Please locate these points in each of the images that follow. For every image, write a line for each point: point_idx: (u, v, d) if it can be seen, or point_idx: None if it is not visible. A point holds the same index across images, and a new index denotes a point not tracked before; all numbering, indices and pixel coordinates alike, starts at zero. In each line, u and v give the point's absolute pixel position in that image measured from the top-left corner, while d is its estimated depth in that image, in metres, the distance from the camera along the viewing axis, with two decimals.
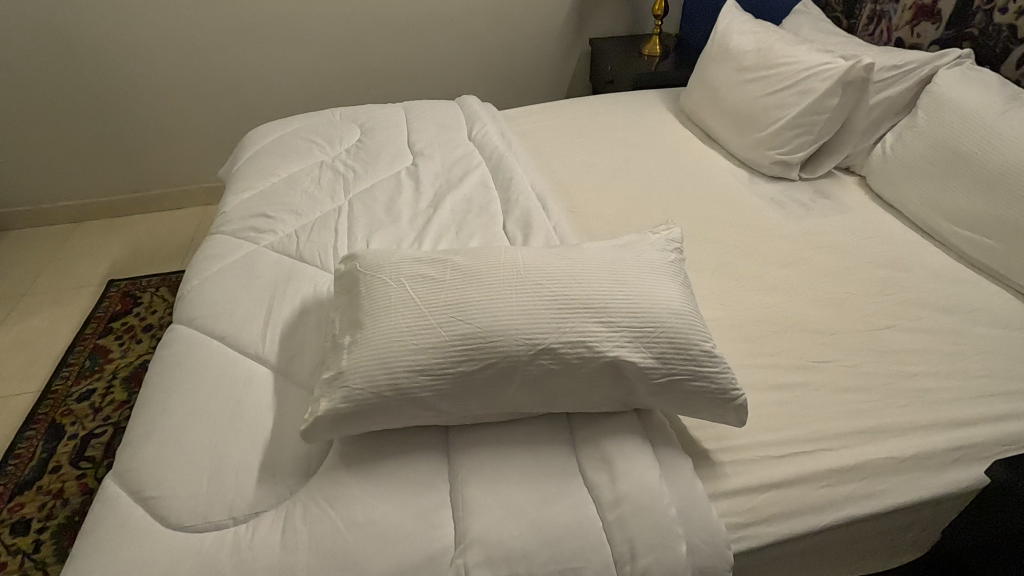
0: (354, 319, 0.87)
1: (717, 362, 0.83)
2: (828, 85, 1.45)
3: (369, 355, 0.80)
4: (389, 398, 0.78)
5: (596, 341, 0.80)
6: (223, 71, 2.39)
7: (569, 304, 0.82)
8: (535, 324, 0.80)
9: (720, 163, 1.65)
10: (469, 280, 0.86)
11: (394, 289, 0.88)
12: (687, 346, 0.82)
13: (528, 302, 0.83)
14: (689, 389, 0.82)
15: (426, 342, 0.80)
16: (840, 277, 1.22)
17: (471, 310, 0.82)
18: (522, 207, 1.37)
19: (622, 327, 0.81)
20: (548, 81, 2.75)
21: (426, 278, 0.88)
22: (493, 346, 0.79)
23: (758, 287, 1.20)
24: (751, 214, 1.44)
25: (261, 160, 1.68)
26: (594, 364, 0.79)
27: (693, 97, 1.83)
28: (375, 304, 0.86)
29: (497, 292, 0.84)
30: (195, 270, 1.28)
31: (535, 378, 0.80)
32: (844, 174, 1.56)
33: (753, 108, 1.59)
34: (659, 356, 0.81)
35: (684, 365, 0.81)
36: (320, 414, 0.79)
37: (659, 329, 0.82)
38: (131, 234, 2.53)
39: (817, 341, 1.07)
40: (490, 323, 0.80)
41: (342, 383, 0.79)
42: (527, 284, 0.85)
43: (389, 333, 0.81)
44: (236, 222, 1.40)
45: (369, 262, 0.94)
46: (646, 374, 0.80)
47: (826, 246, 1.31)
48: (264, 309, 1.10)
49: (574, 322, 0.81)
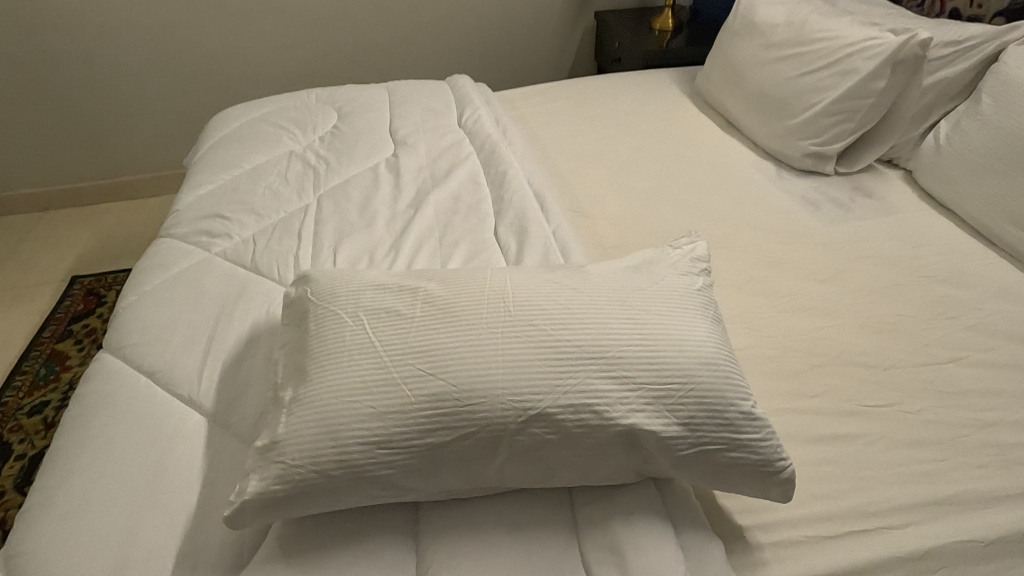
0: (299, 365, 0.69)
1: (759, 427, 0.66)
2: (873, 65, 1.25)
3: (312, 422, 0.62)
4: (336, 479, 0.61)
5: (605, 405, 0.62)
6: (193, 45, 2.17)
7: (570, 354, 0.64)
8: (527, 382, 0.62)
9: (743, 154, 1.45)
10: (442, 317, 0.68)
11: (350, 327, 0.69)
12: (722, 409, 0.64)
13: (517, 352, 0.64)
14: (723, 464, 0.64)
15: (384, 407, 0.62)
16: (891, 295, 1.03)
17: (444, 361, 0.64)
18: (517, 207, 1.18)
19: (638, 383, 0.63)
20: (549, 59, 2.52)
21: (389, 314, 0.69)
22: (471, 412, 0.61)
23: (794, 308, 1.01)
24: (781, 215, 1.25)
25: (222, 149, 1.48)
26: (602, 435, 0.62)
27: (711, 77, 1.62)
28: (325, 347, 0.68)
29: (477, 337, 0.66)
30: (134, 282, 1.09)
31: (525, 450, 0.62)
32: (886, 168, 1.36)
33: (783, 92, 1.39)
34: (685, 422, 0.63)
35: (717, 433, 0.64)
36: (247, 497, 0.61)
37: (686, 387, 0.64)
38: (98, 225, 2.33)
39: (867, 378, 0.89)
40: (468, 381, 0.62)
41: (277, 458, 0.61)
42: (517, 323, 0.67)
43: (339, 391, 0.63)
44: (187, 224, 1.21)
45: (322, 288, 0.76)
46: (669, 445, 0.63)
47: (871, 256, 1.12)
48: (206, 337, 0.92)
49: (577, 378, 0.63)
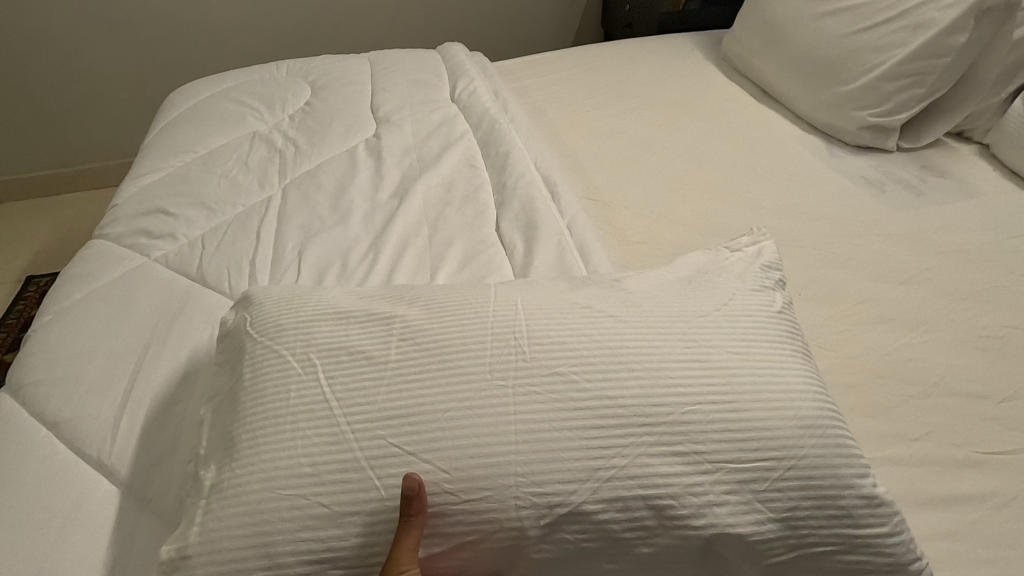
0: (227, 433, 0.51)
1: (886, 515, 0.47)
2: (954, 17, 1.03)
3: (237, 532, 0.45)
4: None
5: (665, 497, 0.44)
6: (153, 13, 1.90)
7: (608, 420, 0.46)
8: (549, 467, 0.45)
9: (786, 128, 1.24)
10: (430, 365, 0.49)
11: (296, 377, 0.50)
12: (833, 495, 0.46)
13: (532, 420, 0.46)
14: (837, 571, 0.46)
15: (340, 509, 0.44)
16: (991, 300, 0.83)
17: (428, 435, 0.46)
18: (524, 196, 0.97)
19: (712, 464, 0.45)
20: (549, 28, 2.29)
21: (352, 356, 0.50)
22: (460, 512, 0.45)
23: (874, 319, 0.81)
24: (841, 201, 1.04)
25: (174, 131, 1.26)
26: (662, 540, 0.45)
27: (743, 39, 1.40)
28: (263, 409, 0.49)
29: (475, 396, 0.47)
30: (50, 297, 0.88)
31: (544, 560, 0.46)
32: (957, 142, 1.15)
33: (836, 53, 1.18)
34: (784, 517, 0.45)
35: (828, 530, 0.46)
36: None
37: (781, 464, 0.46)
38: (59, 218, 2.08)
39: (980, 413, 0.70)
40: (467, 468, 0.45)
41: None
42: (535, 374, 0.47)
43: (283, 481, 0.45)
44: (125, 222, 1.00)
45: (261, 318, 0.55)
46: (758, 552, 0.45)
47: (957, 250, 0.92)
48: (130, 374, 0.72)
49: (620, 458, 0.45)
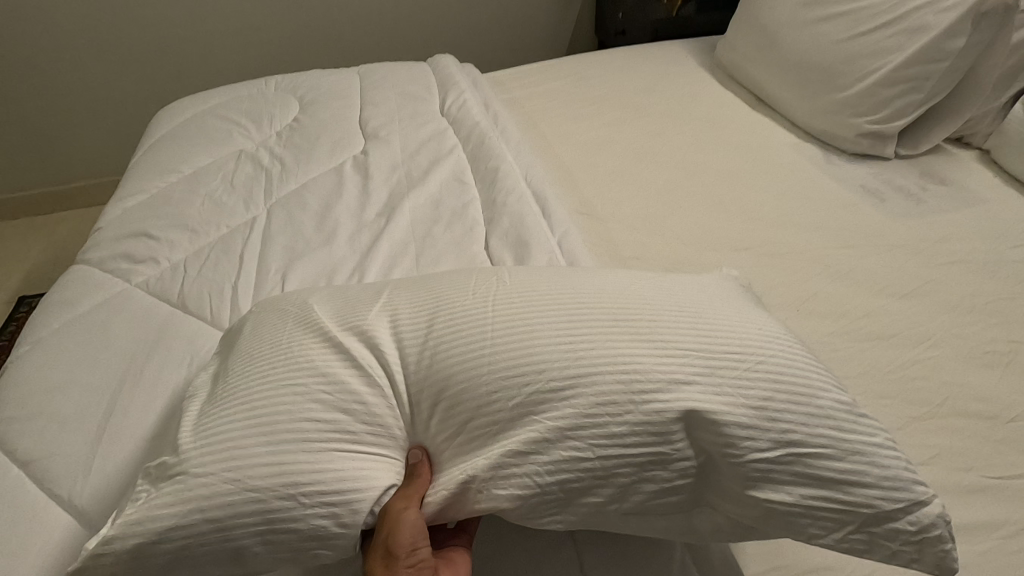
0: (228, 365, 0.59)
1: (872, 426, 0.51)
2: (951, 21, 1.00)
3: (241, 419, 0.51)
4: (268, 507, 0.48)
5: (639, 376, 0.50)
6: (140, 30, 1.89)
7: (586, 321, 0.54)
8: (533, 355, 0.52)
9: (781, 135, 1.22)
10: (431, 298, 0.58)
11: (302, 318, 0.60)
12: (810, 395, 0.51)
13: (518, 323, 0.54)
14: (828, 481, 0.49)
15: (342, 403, 0.52)
16: (996, 313, 0.81)
17: (424, 343, 0.55)
18: (513, 213, 0.95)
19: (679, 350, 0.52)
20: (543, 35, 2.27)
21: (358, 304, 0.60)
22: (450, 405, 0.52)
23: (875, 335, 0.79)
24: (838, 211, 1.02)
25: (161, 151, 1.24)
26: (640, 421, 0.49)
27: (737, 45, 1.38)
28: (267, 340, 0.58)
29: (473, 312, 0.56)
30: (28, 327, 0.85)
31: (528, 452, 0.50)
32: (956, 148, 1.13)
33: (831, 58, 1.15)
34: (760, 407, 0.50)
35: (812, 429, 0.50)
36: (118, 527, 0.50)
37: (748, 359, 0.52)
38: (51, 236, 2.06)
39: (987, 436, 0.67)
40: (454, 362, 0.53)
41: (177, 471, 0.51)
42: (524, 291, 0.57)
43: (280, 383, 0.53)
44: (108, 246, 0.98)
45: (272, 298, 0.66)
46: (735, 441, 0.49)
47: (959, 261, 0.89)
48: (105, 409, 0.70)
49: (593, 344, 0.52)
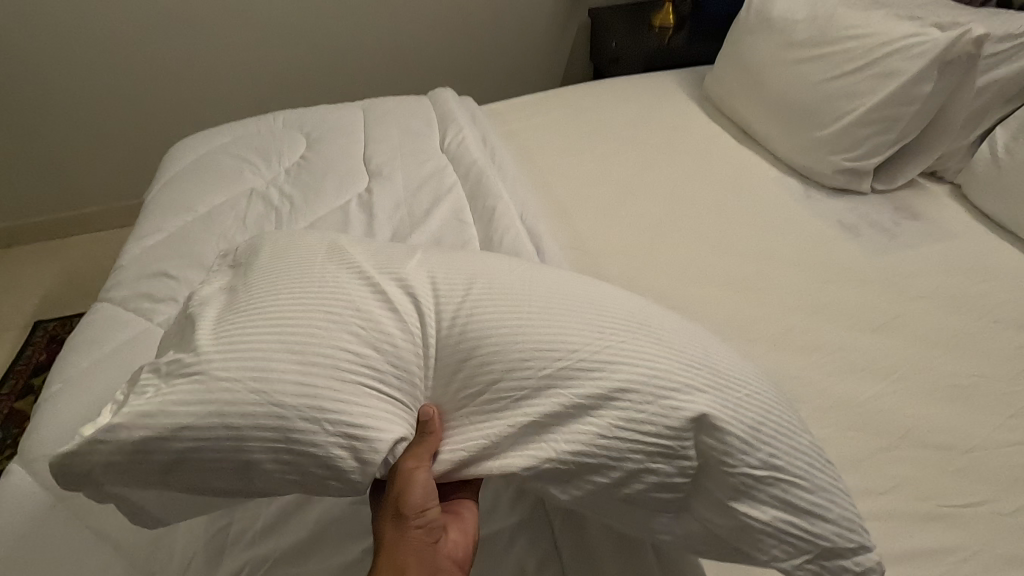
0: (245, 287, 0.63)
1: (834, 475, 0.60)
2: (917, 67, 1.07)
3: (273, 339, 0.55)
4: (291, 425, 0.52)
5: (658, 374, 0.57)
6: (153, 64, 1.98)
7: (619, 320, 0.61)
8: (565, 336, 0.58)
9: (764, 170, 1.28)
10: (467, 273, 0.64)
11: (333, 261, 0.64)
12: (793, 434, 0.59)
13: (556, 308, 0.61)
14: (796, 509, 0.56)
15: (374, 344, 0.57)
16: (958, 348, 0.86)
17: (460, 310, 0.60)
18: (508, 253, 1.01)
19: (694, 363, 0.59)
20: (540, 63, 2.34)
21: (389, 257, 0.65)
22: (477, 366, 0.57)
23: (845, 369, 0.84)
24: (815, 245, 1.08)
25: (177, 188, 1.31)
26: (656, 412, 0.55)
27: (722, 81, 1.45)
28: (297, 271, 0.62)
29: (513, 291, 0.62)
30: (58, 366, 0.92)
31: (544, 420, 0.55)
32: (930, 182, 1.19)
33: (809, 98, 1.22)
34: (754, 430, 0.57)
35: (792, 460, 0.57)
36: (127, 417, 0.53)
37: (746, 389, 0.60)
38: (65, 261, 2.13)
39: (945, 466, 0.72)
40: (489, 331, 0.59)
41: (197, 372, 0.54)
42: (557, 286, 0.64)
43: (318, 315, 0.57)
44: (130, 285, 1.05)
45: (292, 237, 0.70)
46: (730, 453, 0.55)
47: (926, 295, 0.95)
48: None
49: (619, 339, 0.59)
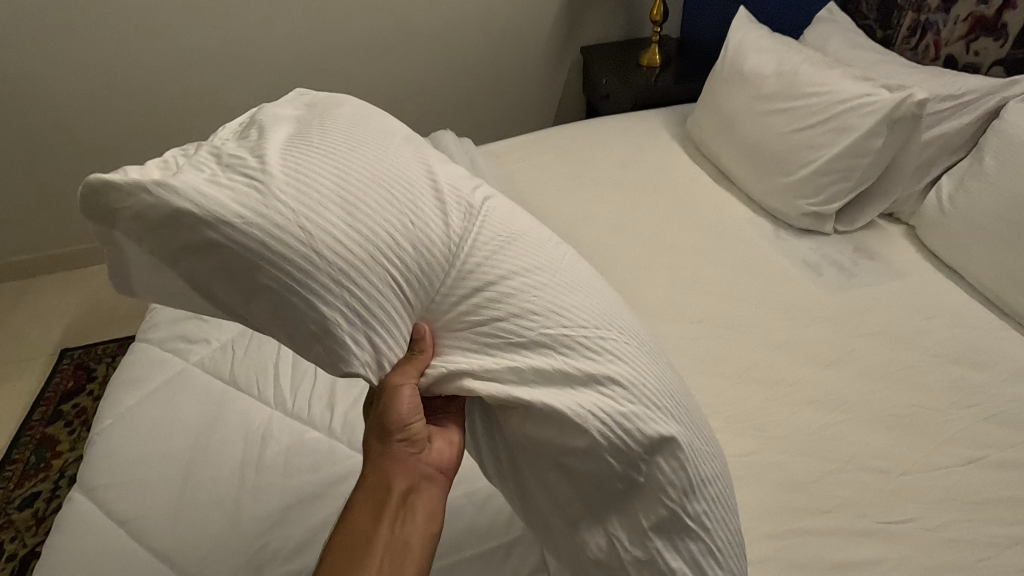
0: (325, 133, 0.66)
1: (739, 559, 0.66)
2: (870, 124, 1.20)
3: (332, 194, 0.59)
4: (311, 273, 0.56)
5: (644, 384, 0.64)
6: (174, 107, 2.09)
7: (627, 328, 0.69)
8: (579, 315, 0.65)
9: (740, 210, 1.40)
10: (520, 228, 0.71)
11: (413, 155, 0.68)
12: (726, 505, 0.66)
13: (577, 291, 0.67)
14: (704, 573, 0.63)
15: (418, 237, 0.61)
16: (903, 380, 0.98)
17: (499, 251, 0.66)
18: None
19: (675, 400, 0.67)
20: (536, 97, 2.47)
21: (461, 180, 0.70)
22: (490, 305, 0.63)
23: (802, 400, 0.96)
24: (783, 284, 1.19)
25: None
26: (632, 413, 0.62)
27: (701, 125, 1.57)
28: (378, 147, 0.66)
29: (543, 261, 0.68)
30: (107, 404, 1.03)
31: (524, 369, 0.62)
32: (888, 223, 1.32)
33: (778, 146, 1.34)
34: (698, 480, 0.64)
35: (715, 523, 0.64)
36: (182, 183, 0.55)
37: (705, 446, 0.67)
38: (87, 290, 2.23)
39: (884, 487, 0.84)
40: (516, 281, 0.65)
41: (259, 179, 0.57)
42: (586, 278, 0.71)
43: (382, 194, 0.61)
44: (165, 327, 1.15)
45: (382, 117, 0.74)
46: (670, 488, 0.62)
47: (878, 332, 1.07)
48: (181, 479, 0.87)
49: (623, 340, 0.66)
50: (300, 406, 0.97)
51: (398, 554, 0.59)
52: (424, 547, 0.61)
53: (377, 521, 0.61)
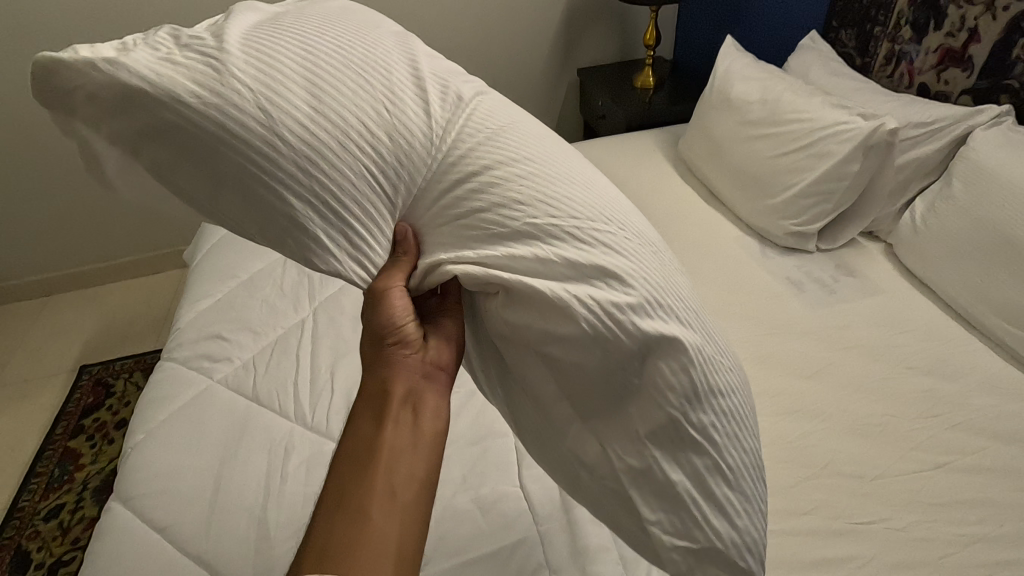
0: (292, 19, 0.64)
1: (750, 477, 0.65)
2: (847, 149, 1.28)
3: (295, 79, 0.57)
4: (277, 159, 0.56)
5: (642, 283, 0.61)
6: None
7: (624, 226, 0.66)
8: (573, 207, 0.63)
9: (728, 229, 1.48)
10: (512, 124, 0.68)
11: (390, 45, 0.66)
12: (735, 417, 0.65)
13: (573, 184, 0.65)
14: (705, 488, 0.63)
15: (390, 126, 0.59)
16: (877, 392, 1.05)
17: (486, 144, 0.64)
18: None
19: (680, 305, 0.64)
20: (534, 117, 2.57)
21: (443, 74, 0.68)
22: (478, 194, 0.62)
23: (782, 411, 1.03)
24: (767, 300, 1.27)
25: (218, 254, 1.48)
26: (629, 306, 0.59)
27: (692, 147, 1.66)
28: (350, 34, 0.64)
29: (534, 151, 0.66)
30: (139, 420, 1.11)
31: (509, 258, 0.60)
32: (867, 241, 1.40)
33: (762, 170, 1.43)
34: (704, 389, 0.62)
35: (722, 434, 0.63)
36: (132, 60, 0.55)
37: (715, 354, 0.65)
38: (105, 306, 2.32)
39: (856, 491, 0.91)
40: (501, 172, 0.63)
41: (216, 59, 0.56)
42: (584, 175, 0.68)
43: (351, 80, 0.59)
44: (189, 346, 1.23)
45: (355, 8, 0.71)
46: (672, 394, 0.60)
47: (855, 345, 1.14)
48: (212, 488, 0.95)
49: (621, 236, 0.64)
50: (318, 421, 1.05)
51: (406, 459, 0.60)
52: (429, 454, 0.62)
53: (382, 429, 0.62)
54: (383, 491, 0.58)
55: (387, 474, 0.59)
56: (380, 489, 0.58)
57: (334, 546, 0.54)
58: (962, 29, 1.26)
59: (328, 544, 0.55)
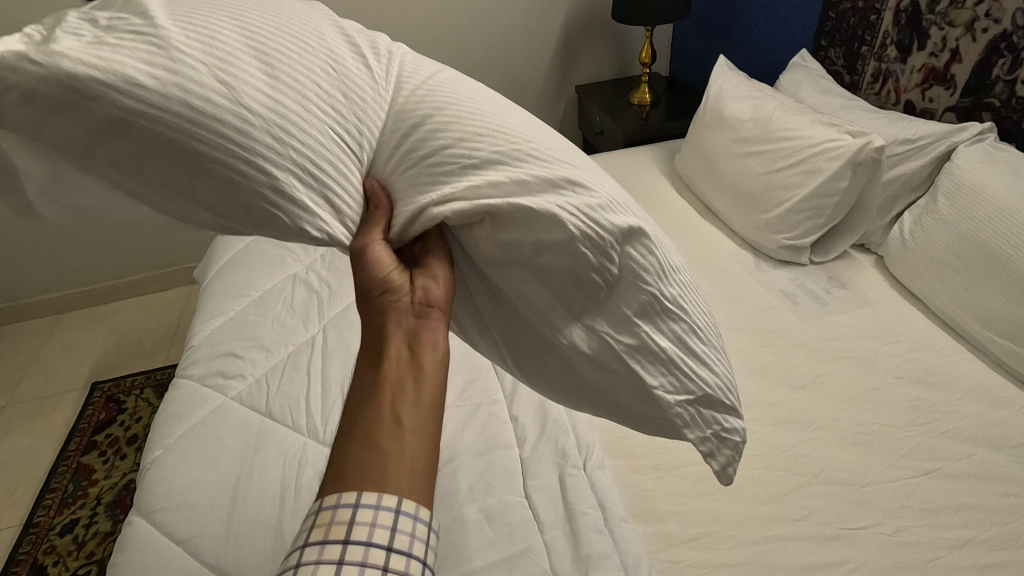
0: None
1: (716, 338, 0.73)
2: (836, 166, 1.32)
3: (244, 50, 0.58)
4: (247, 128, 0.56)
5: (599, 191, 0.66)
6: None
7: (568, 149, 0.71)
8: (523, 132, 0.67)
9: (724, 243, 1.52)
10: (443, 74, 0.71)
11: (311, 15, 0.68)
12: (691, 288, 0.72)
13: (515, 116, 0.70)
14: (687, 348, 0.69)
15: (342, 87, 0.62)
16: (869, 402, 1.09)
17: (430, 92, 0.67)
18: None
19: (628, 204, 0.70)
20: None
21: (366, 35, 0.70)
22: (441, 135, 0.64)
23: (777, 421, 1.07)
24: (763, 312, 1.31)
25: (229, 274, 1.53)
26: (599, 205, 0.64)
27: (688, 163, 1.70)
28: (275, 6, 0.65)
29: (474, 92, 0.70)
30: (157, 437, 1.15)
31: (485, 185, 0.62)
32: (859, 253, 1.44)
33: (756, 186, 1.47)
34: (665, 267, 0.68)
35: (688, 301, 0.70)
36: (67, 49, 0.53)
37: (662, 240, 0.72)
38: (116, 323, 2.36)
39: (848, 498, 0.95)
40: (454, 112, 0.66)
41: (156, 36, 0.55)
42: (517, 111, 0.73)
43: (292, 47, 0.61)
44: (203, 363, 1.27)
45: None
46: (644, 276, 0.66)
47: (847, 356, 1.18)
48: (229, 501, 1.00)
49: (568, 156, 0.69)
50: (329, 436, 1.09)
51: (408, 390, 0.61)
52: (436, 376, 0.63)
53: (381, 372, 0.62)
54: (392, 418, 0.59)
55: (390, 407, 0.59)
56: (387, 421, 0.59)
57: (351, 470, 0.56)
58: (945, 49, 1.31)
59: (346, 468, 0.56)
